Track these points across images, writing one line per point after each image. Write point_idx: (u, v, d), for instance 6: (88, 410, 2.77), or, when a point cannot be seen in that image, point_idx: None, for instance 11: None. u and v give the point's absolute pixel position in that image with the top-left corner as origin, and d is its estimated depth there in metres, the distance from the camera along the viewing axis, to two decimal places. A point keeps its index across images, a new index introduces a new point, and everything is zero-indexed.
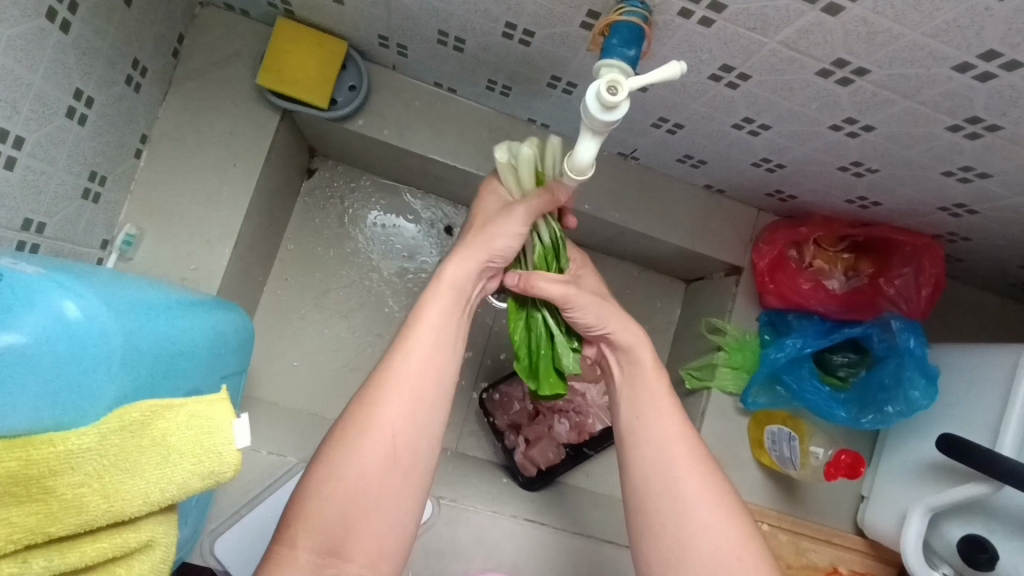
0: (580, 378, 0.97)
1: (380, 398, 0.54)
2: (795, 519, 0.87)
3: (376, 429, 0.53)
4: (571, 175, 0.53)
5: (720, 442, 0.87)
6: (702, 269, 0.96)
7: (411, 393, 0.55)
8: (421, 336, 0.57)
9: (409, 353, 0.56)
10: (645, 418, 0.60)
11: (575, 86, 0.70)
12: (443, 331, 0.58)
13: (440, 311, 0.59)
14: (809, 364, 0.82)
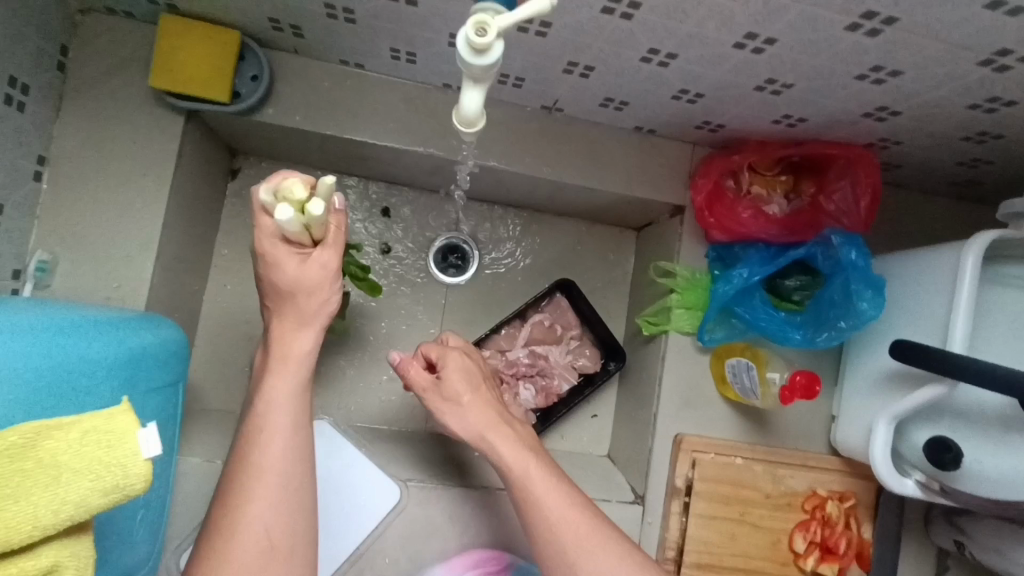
0: (539, 342, 0.96)
1: (254, 488, 0.57)
2: (770, 448, 0.87)
3: (245, 528, 0.55)
4: (463, 130, 0.51)
5: (684, 384, 0.86)
6: (647, 214, 0.95)
7: (279, 479, 0.58)
8: (274, 422, 0.60)
9: (269, 439, 0.59)
10: (586, 566, 0.57)
11: None
12: (287, 416, 0.60)
13: (292, 384, 0.62)
14: (759, 292, 0.81)
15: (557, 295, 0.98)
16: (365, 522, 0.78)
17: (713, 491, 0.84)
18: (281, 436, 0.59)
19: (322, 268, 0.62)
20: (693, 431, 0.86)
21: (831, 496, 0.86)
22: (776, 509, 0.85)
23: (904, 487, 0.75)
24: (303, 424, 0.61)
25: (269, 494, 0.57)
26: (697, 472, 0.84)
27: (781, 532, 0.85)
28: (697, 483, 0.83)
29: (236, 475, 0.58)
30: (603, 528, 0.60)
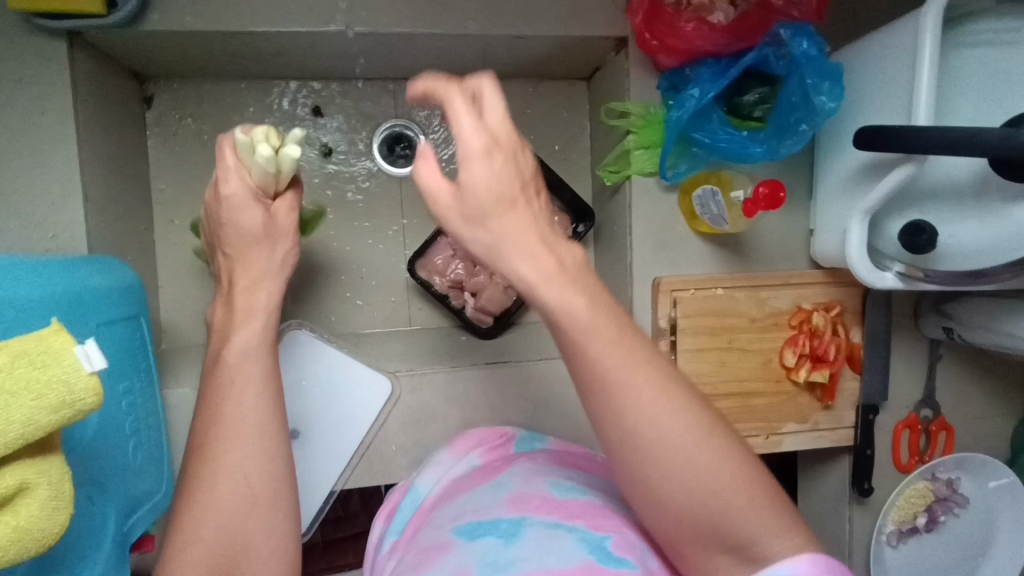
0: None
1: (226, 446, 0.52)
2: (751, 275, 0.86)
3: (223, 480, 0.51)
4: None
5: (654, 228, 0.85)
6: (591, 57, 0.88)
7: (255, 434, 0.53)
8: (243, 374, 0.54)
9: (239, 394, 0.53)
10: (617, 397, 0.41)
11: None
12: (257, 368, 0.55)
13: (255, 338, 0.56)
14: (716, 112, 0.77)
15: None
16: (363, 418, 0.79)
17: (698, 325, 0.85)
18: (252, 389, 0.54)
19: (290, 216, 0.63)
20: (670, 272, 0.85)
21: (816, 308, 0.86)
22: (764, 332, 0.86)
23: (884, 281, 0.74)
24: (276, 375, 0.56)
25: (246, 449, 0.52)
26: (679, 309, 0.84)
27: (770, 351, 0.86)
28: (681, 320, 0.84)
29: (209, 407, 0.53)
30: (685, 412, 0.41)
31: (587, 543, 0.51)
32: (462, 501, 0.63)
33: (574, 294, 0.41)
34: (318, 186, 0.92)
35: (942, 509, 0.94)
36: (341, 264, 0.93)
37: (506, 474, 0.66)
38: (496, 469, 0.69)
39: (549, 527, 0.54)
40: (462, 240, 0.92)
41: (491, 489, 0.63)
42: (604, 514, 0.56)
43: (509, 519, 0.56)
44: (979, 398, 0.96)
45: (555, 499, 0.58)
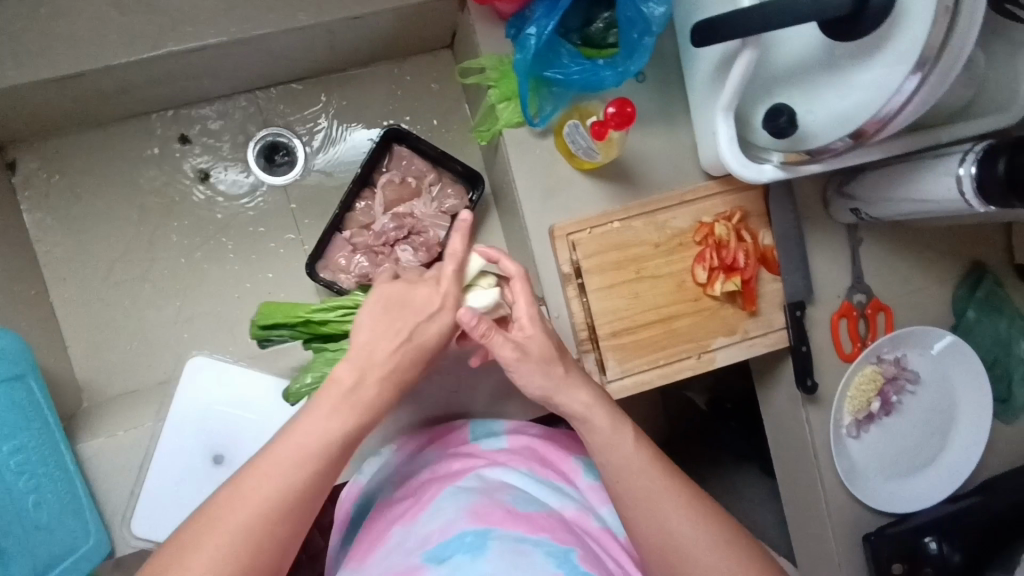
0: (399, 202, 0.93)
1: (229, 514, 0.54)
2: (644, 201, 0.85)
3: (211, 546, 0.53)
4: None
5: (536, 175, 0.83)
6: (441, 20, 0.87)
7: (272, 508, 0.55)
8: (282, 453, 0.57)
9: (271, 473, 0.55)
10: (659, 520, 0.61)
11: None
12: (299, 455, 0.57)
13: (333, 428, 0.58)
14: (562, 45, 0.75)
15: (394, 147, 0.92)
16: (286, 429, 0.78)
17: (602, 263, 0.84)
18: (281, 470, 0.56)
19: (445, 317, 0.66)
20: (563, 217, 0.84)
21: (718, 219, 0.85)
22: (670, 255, 0.85)
23: (764, 173, 0.73)
24: (308, 468, 0.57)
25: (239, 519, 0.54)
26: (580, 252, 0.83)
27: (681, 272, 0.86)
28: (585, 262, 0.83)
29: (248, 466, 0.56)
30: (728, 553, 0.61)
31: (554, 558, 0.61)
32: (424, 514, 0.68)
33: (641, 449, 0.65)
34: (203, 211, 0.91)
35: (892, 389, 0.94)
36: (246, 284, 0.92)
37: (464, 479, 0.72)
38: (455, 472, 0.75)
39: (513, 541, 0.62)
40: (360, 234, 0.92)
41: (449, 497, 0.69)
42: (563, 530, 0.66)
43: (475, 531, 0.63)
44: (908, 272, 0.95)
45: (511, 509, 0.67)
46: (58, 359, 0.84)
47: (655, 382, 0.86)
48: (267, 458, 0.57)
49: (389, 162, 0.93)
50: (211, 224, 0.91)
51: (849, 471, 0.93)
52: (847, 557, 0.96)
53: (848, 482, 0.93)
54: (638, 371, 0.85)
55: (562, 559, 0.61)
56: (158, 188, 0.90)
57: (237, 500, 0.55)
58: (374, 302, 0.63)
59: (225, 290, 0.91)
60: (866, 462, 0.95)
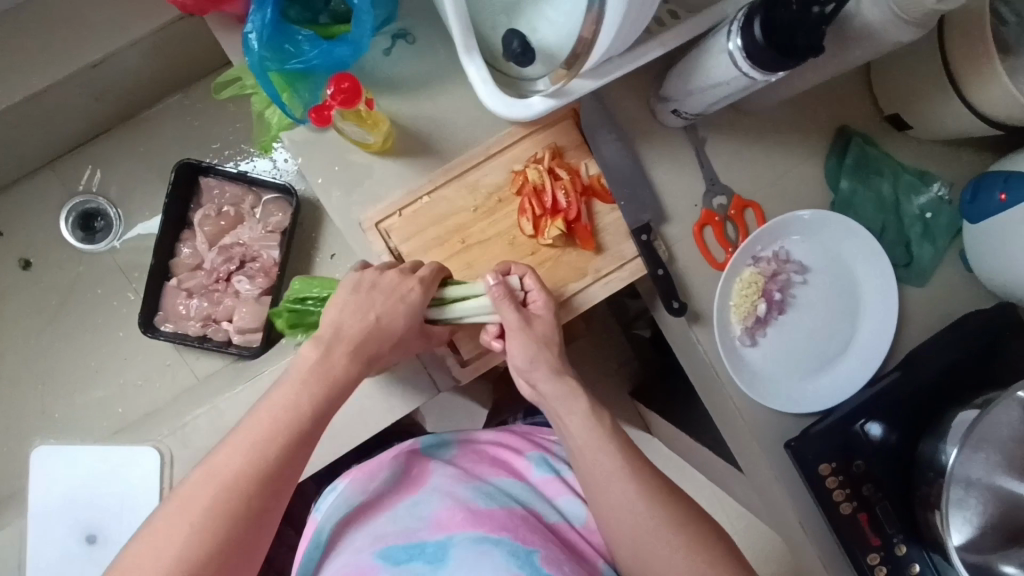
0: (223, 235, 0.90)
1: (215, 471, 0.60)
2: (450, 166, 0.80)
3: (196, 499, 0.59)
4: None
5: (330, 168, 0.78)
6: (193, 39, 0.82)
7: (254, 468, 0.62)
8: (268, 421, 0.64)
9: (253, 444, 0.62)
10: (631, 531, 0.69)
11: None
12: (272, 422, 0.64)
13: (304, 398, 0.67)
14: (294, 30, 0.71)
15: (200, 180, 0.89)
16: (149, 492, 0.77)
17: (423, 243, 0.79)
18: (259, 438, 0.63)
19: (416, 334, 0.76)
20: (370, 206, 0.79)
21: (528, 164, 0.80)
22: (493, 214, 0.80)
23: (532, 106, 0.66)
24: (287, 442, 0.64)
25: (219, 485, 0.60)
26: (394, 238, 0.79)
27: (509, 229, 0.81)
28: (404, 247, 0.79)
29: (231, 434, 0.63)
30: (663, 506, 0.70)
31: (514, 558, 0.69)
32: (389, 517, 0.76)
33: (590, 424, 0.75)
34: (37, 298, 0.90)
35: (775, 287, 0.88)
36: (104, 354, 0.91)
37: (428, 479, 0.80)
38: (418, 468, 0.83)
39: (475, 543, 0.71)
40: (193, 277, 0.90)
41: (415, 504, 0.77)
42: (524, 526, 0.73)
43: (435, 542, 0.72)
44: (764, 157, 0.88)
45: (473, 509, 0.75)
46: None
47: None
48: (256, 418, 0.65)
49: (200, 196, 0.90)
50: (49, 309, 0.90)
51: (750, 379, 0.88)
52: (780, 468, 0.91)
53: (749, 391, 0.87)
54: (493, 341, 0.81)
55: (524, 559, 0.68)
56: None
57: (215, 472, 0.61)
58: (350, 286, 0.73)
59: (82, 368, 0.90)
60: (767, 365, 0.89)
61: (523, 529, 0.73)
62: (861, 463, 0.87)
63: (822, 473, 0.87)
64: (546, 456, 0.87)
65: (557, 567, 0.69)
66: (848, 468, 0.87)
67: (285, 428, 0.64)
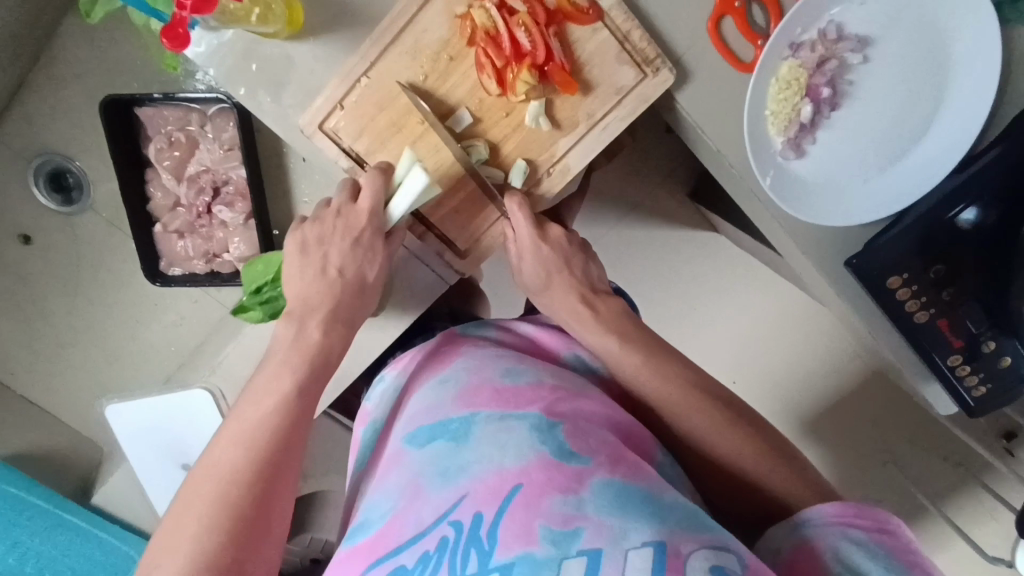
0: (187, 165, 0.83)
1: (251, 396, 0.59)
2: (378, 32, 0.64)
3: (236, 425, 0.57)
4: None
5: (247, 71, 0.66)
6: None
7: (287, 386, 0.60)
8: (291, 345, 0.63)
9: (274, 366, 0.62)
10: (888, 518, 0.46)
11: None
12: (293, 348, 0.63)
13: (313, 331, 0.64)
14: None
15: (137, 112, 0.80)
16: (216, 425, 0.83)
17: (377, 135, 0.68)
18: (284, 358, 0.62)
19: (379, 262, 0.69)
20: (306, 104, 0.68)
21: (473, 3, 0.62)
22: (447, 78, 0.66)
23: None
24: (314, 369, 0.62)
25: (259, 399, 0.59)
26: (345, 138, 0.68)
27: (471, 92, 0.66)
28: (358, 145, 0.68)
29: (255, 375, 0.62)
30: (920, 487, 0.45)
31: (538, 434, 0.55)
32: (419, 406, 0.66)
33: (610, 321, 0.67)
34: (50, 265, 0.91)
35: (824, 75, 0.69)
36: (138, 303, 0.94)
37: (452, 364, 0.68)
38: (442, 362, 0.70)
39: (499, 419, 0.58)
40: (178, 216, 0.85)
41: (442, 385, 0.66)
42: (558, 398, 0.60)
43: (459, 417, 0.60)
44: None
45: (502, 385, 0.62)
46: (57, 433, 0.96)
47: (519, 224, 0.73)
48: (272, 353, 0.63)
49: (145, 128, 0.81)
50: (68, 274, 0.92)
51: (798, 197, 0.73)
52: (844, 285, 0.80)
53: (799, 212, 0.72)
54: (490, 223, 0.73)
55: (547, 435, 0.55)
56: (6, 266, 0.91)
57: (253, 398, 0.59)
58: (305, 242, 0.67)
59: (124, 320, 0.94)
60: (818, 176, 0.74)
61: (558, 405, 0.59)
62: (942, 266, 0.74)
63: (891, 287, 0.76)
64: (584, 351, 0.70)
65: (589, 446, 0.54)
66: (924, 275, 0.75)
67: (294, 372, 0.61)
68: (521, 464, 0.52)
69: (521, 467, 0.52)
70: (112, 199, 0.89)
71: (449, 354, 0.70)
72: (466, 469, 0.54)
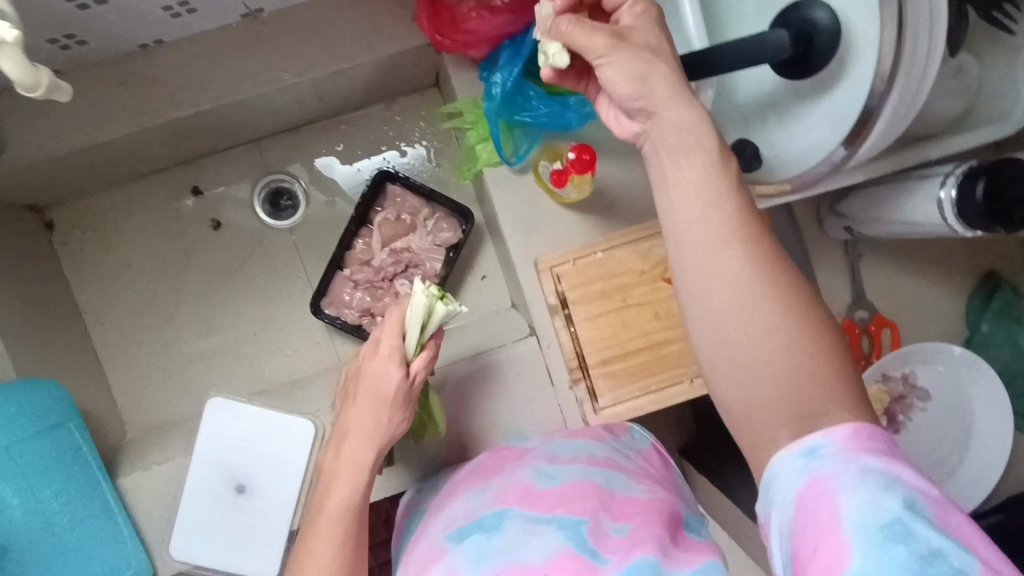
0: (396, 238, 0.96)
1: (328, 488, 0.71)
2: (625, 231, 0.86)
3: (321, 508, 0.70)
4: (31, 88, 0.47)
5: (519, 209, 0.85)
6: (417, 67, 0.91)
7: (353, 472, 0.71)
8: (357, 434, 0.73)
9: (346, 454, 0.72)
10: None
11: (186, 3, 0.71)
12: (359, 436, 0.73)
13: (370, 416, 0.73)
14: (533, 86, 0.78)
15: (387, 186, 0.97)
16: (299, 461, 0.85)
17: (588, 292, 0.85)
18: (351, 445, 0.73)
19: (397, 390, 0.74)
20: (545, 248, 0.86)
21: None
22: (656, 281, 0.86)
23: None
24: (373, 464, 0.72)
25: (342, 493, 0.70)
26: (564, 283, 0.85)
27: (667, 299, 0.86)
28: (570, 293, 0.85)
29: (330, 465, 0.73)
30: None
31: (565, 530, 0.60)
32: (460, 503, 0.71)
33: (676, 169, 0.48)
34: (215, 255, 0.99)
35: (900, 408, 0.91)
36: (263, 319, 0.99)
37: (494, 471, 0.74)
38: (485, 472, 0.75)
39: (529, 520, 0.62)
40: (362, 269, 0.96)
41: (481, 491, 0.71)
42: (579, 494, 0.64)
43: (492, 516, 0.64)
44: (908, 285, 0.92)
45: (533, 486, 0.67)
46: (101, 398, 0.93)
47: (648, 408, 0.87)
48: (336, 461, 0.73)
49: (384, 201, 0.97)
50: (223, 270, 0.99)
51: None
52: None
53: None
54: (630, 398, 0.87)
55: (572, 531, 0.60)
56: (179, 236, 0.99)
57: (333, 489, 0.71)
58: (344, 390, 0.77)
59: (240, 327, 0.99)
60: None
61: (584, 502, 0.63)
62: None
63: None
64: (619, 441, 0.79)
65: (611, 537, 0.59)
66: None
67: (360, 456, 0.72)
68: (546, 560, 0.57)
69: (548, 563, 0.57)
70: (306, 230, 1.00)
71: (495, 465, 0.76)
72: (497, 562, 0.59)
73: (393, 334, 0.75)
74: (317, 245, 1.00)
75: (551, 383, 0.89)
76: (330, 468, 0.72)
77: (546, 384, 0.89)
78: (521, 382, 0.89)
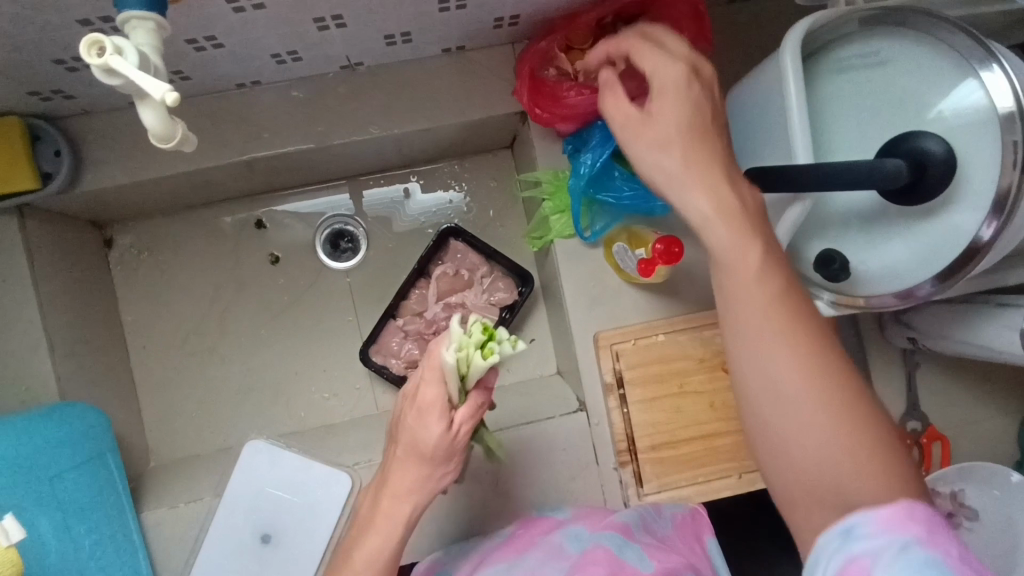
0: (451, 293, 0.96)
1: (353, 549, 0.63)
2: (688, 316, 0.86)
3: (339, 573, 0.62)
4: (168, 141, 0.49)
5: (584, 283, 0.86)
6: (497, 131, 0.93)
7: (383, 538, 0.62)
8: (393, 492, 0.63)
9: (376, 523, 0.63)
10: None
11: (296, 52, 0.73)
12: (394, 496, 0.63)
13: (409, 472, 0.63)
14: (618, 169, 0.80)
15: (450, 241, 0.97)
16: (330, 515, 0.82)
17: (646, 374, 0.84)
18: (386, 503, 0.63)
19: (438, 440, 0.61)
20: (607, 323, 0.86)
21: None
22: (715, 370, 0.85)
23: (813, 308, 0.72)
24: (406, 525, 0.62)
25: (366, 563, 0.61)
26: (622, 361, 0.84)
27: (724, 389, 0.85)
28: (627, 372, 0.84)
29: (360, 523, 0.64)
30: None
31: None
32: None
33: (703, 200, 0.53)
34: (266, 289, 0.98)
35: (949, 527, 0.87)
36: (306, 359, 0.98)
37: (523, 545, 0.73)
38: (512, 545, 0.74)
39: None
40: (413, 320, 0.95)
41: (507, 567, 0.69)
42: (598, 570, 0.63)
43: None
44: (965, 401, 0.91)
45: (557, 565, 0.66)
46: (132, 423, 0.91)
47: (693, 499, 0.85)
48: (367, 519, 0.63)
49: (444, 255, 0.97)
50: (273, 305, 0.98)
51: None
52: None
53: None
54: (677, 486, 0.84)
55: None
56: (234, 267, 0.98)
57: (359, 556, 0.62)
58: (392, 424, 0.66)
59: (281, 365, 0.97)
60: None
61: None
62: None
63: None
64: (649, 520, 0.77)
65: None
66: None
67: (396, 514, 0.62)
68: None
69: None
70: (361, 274, 1.00)
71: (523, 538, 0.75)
72: None
73: (433, 383, 0.60)
74: (369, 291, 1.00)
75: (596, 461, 0.87)
76: (359, 531, 0.64)
77: (591, 462, 0.87)
78: (566, 457, 0.87)
